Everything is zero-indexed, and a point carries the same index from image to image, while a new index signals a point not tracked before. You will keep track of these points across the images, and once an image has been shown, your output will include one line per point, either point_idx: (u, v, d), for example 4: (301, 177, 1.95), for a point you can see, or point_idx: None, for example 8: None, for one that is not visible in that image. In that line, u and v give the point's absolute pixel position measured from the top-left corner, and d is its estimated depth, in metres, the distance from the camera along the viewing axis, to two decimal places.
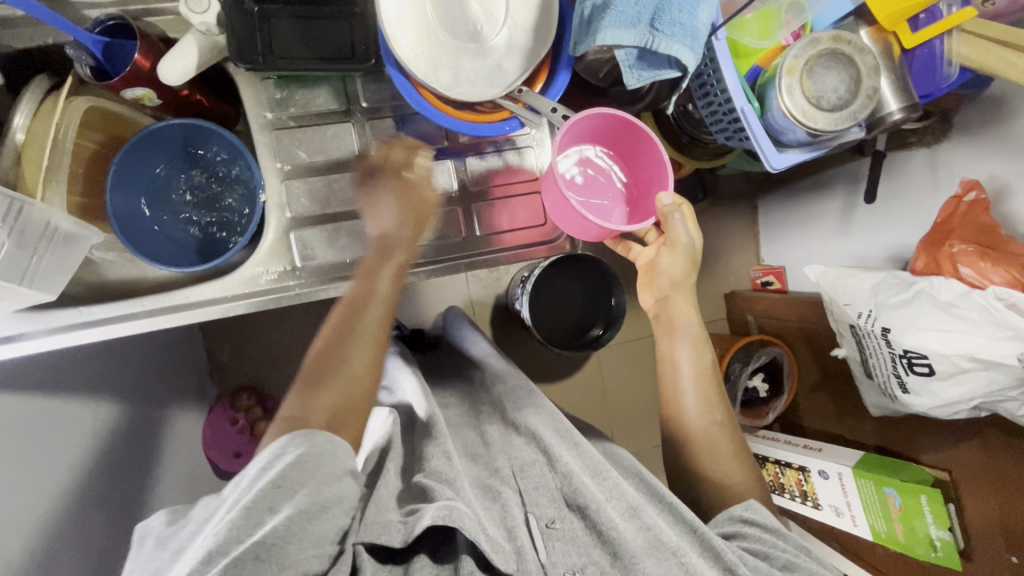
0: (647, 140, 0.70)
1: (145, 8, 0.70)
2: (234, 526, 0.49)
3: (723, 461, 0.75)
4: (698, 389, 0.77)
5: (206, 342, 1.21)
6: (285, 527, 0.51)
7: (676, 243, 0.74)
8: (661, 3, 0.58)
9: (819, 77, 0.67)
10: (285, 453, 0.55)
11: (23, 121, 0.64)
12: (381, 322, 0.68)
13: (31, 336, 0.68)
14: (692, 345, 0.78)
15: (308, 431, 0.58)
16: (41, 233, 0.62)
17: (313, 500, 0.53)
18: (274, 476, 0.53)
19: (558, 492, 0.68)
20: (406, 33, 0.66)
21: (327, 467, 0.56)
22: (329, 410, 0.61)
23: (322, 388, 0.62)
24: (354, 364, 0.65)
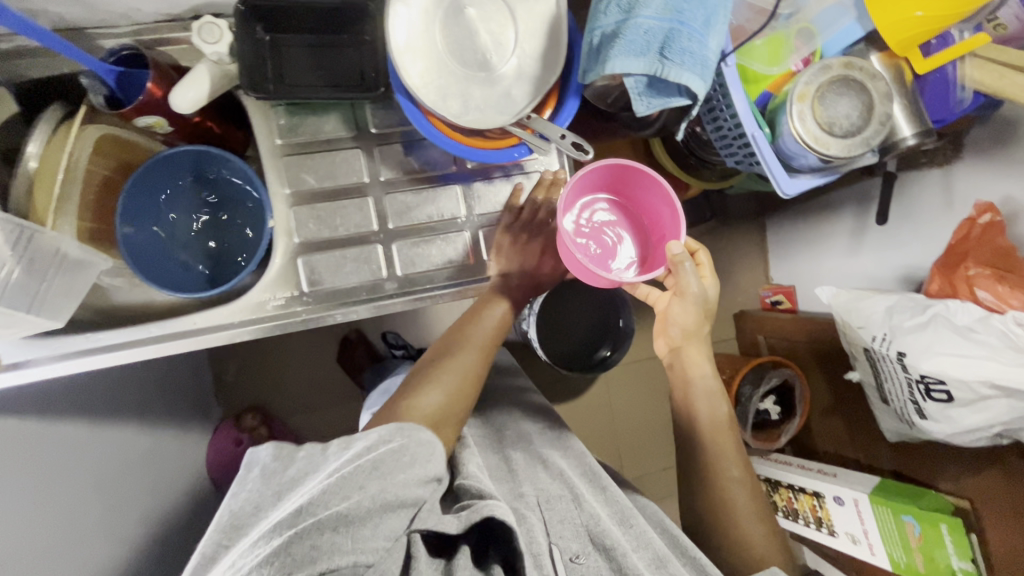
0: (661, 188, 0.68)
1: (158, 37, 0.71)
2: (327, 489, 0.52)
3: (743, 523, 0.72)
4: (714, 444, 0.74)
5: (212, 363, 1.21)
6: (364, 509, 0.53)
7: (687, 294, 0.70)
8: (671, 32, 0.58)
9: (831, 103, 0.66)
10: (387, 441, 0.59)
11: (36, 149, 0.64)
12: (492, 339, 0.76)
13: (36, 364, 0.67)
14: (708, 398, 0.76)
15: (416, 428, 0.62)
16: (51, 258, 0.62)
17: (386, 495, 0.55)
18: (375, 455, 0.57)
19: (583, 528, 0.69)
20: (416, 62, 0.66)
21: (416, 468, 0.59)
22: (436, 409, 0.68)
23: (430, 387, 0.69)
24: (464, 368, 0.72)
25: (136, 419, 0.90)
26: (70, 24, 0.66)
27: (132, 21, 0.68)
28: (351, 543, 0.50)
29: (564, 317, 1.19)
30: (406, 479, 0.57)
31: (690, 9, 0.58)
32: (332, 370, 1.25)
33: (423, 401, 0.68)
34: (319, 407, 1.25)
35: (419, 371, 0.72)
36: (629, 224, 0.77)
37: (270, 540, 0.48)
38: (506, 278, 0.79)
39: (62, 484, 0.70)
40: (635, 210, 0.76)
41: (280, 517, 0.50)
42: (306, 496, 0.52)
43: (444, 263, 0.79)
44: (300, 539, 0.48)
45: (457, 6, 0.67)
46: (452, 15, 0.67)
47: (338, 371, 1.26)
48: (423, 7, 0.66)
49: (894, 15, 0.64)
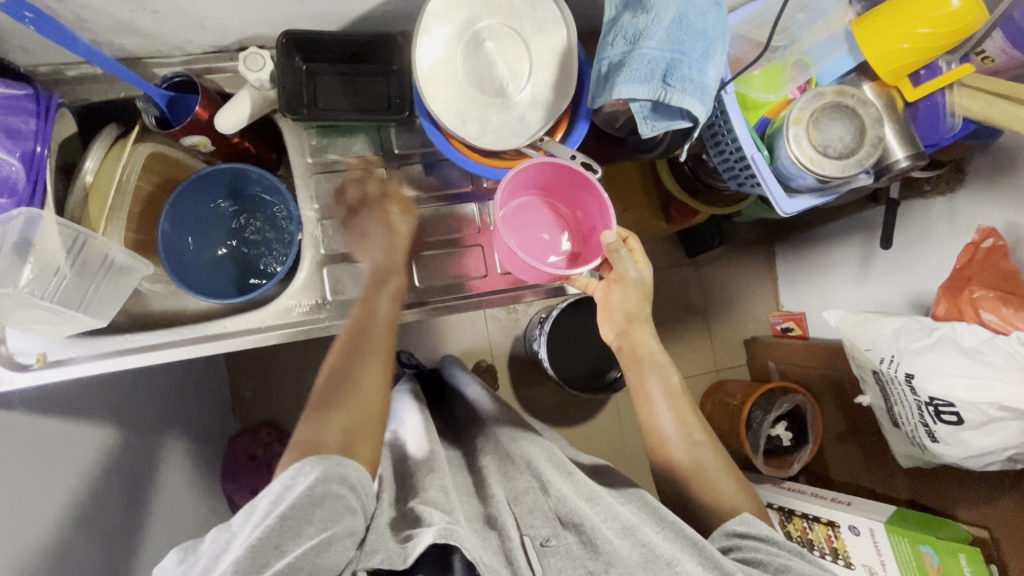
0: (589, 185, 0.74)
1: (206, 66, 0.78)
2: (238, 563, 0.49)
3: (715, 481, 0.73)
4: (672, 414, 0.76)
5: (230, 377, 1.25)
6: (287, 566, 0.50)
7: (626, 281, 0.75)
8: (673, 62, 0.63)
9: (825, 128, 0.70)
10: (296, 483, 0.56)
11: (93, 164, 0.71)
12: (386, 343, 0.71)
13: (79, 361, 0.72)
14: (658, 373, 0.77)
15: (318, 458, 0.58)
16: (99, 265, 0.67)
17: (308, 541, 0.52)
18: (283, 509, 0.54)
19: (553, 513, 0.68)
20: (438, 89, 0.72)
21: (333, 498, 0.56)
22: (344, 430, 0.62)
23: (331, 415, 0.63)
24: (368, 383, 0.67)
25: (155, 431, 0.93)
26: (130, 53, 0.73)
27: (184, 52, 0.76)
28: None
29: (575, 337, 1.22)
30: (324, 516, 0.54)
31: (690, 41, 0.64)
32: None
33: (326, 429, 0.62)
34: None
35: (316, 397, 0.66)
36: (558, 224, 0.83)
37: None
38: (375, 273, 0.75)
39: (74, 487, 0.73)
40: (565, 208, 0.83)
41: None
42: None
43: (458, 276, 0.83)
44: None
45: (477, 39, 0.72)
46: (472, 47, 0.72)
47: None
48: (445, 37, 0.71)
49: (884, 47, 0.69)
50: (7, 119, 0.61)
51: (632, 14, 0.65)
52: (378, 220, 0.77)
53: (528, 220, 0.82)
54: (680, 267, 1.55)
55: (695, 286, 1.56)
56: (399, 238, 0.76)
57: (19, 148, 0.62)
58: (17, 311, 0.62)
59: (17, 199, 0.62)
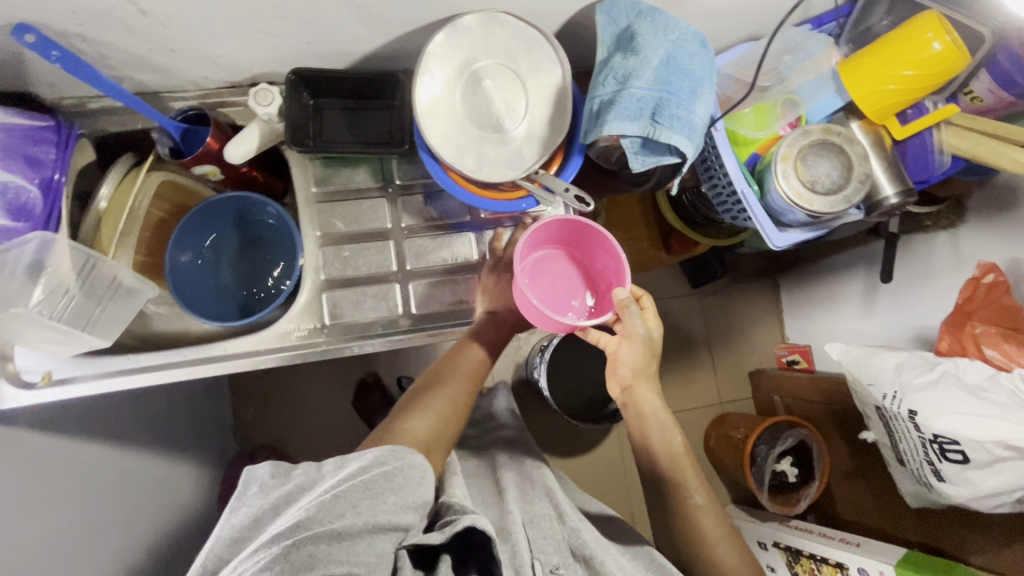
0: (606, 246, 0.77)
1: (219, 100, 0.81)
2: (323, 505, 0.54)
3: (715, 548, 0.73)
4: (672, 477, 0.76)
5: (233, 400, 1.26)
6: (357, 527, 0.54)
7: (634, 336, 0.73)
8: (661, 100, 0.66)
9: (812, 164, 0.71)
10: (382, 463, 0.61)
11: (108, 190, 0.74)
12: (475, 375, 0.79)
13: (82, 380, 0.74)
14: (661, 434, 0.77)
15: (408, 450, 0.64)
16: (106, 287, 0.70)
17: (377, 515, 0.56)
18: (367, 477, 0.58)
19: (565, 543, 0.72)
20: (437, 124, 0.75)
21: (407, 491, 0.60)
22: (427, 432, 0.71)
23: (422, 411, 0.72)
24: (454, 399, 0.76)
25: (156, 451, 0.95)
26: (147, 88, 0.77)
27: (199, 87, 0.80)
28: (346, 556, 0.52)
29: (575, 367, 1.22)
30: (398, 502, 0.58)
31: (677, 81, 0.66)
32: (347, 413, 1.29)
33: (413, 424, 0.71)
34: (332, 449, 1.27)
35: (414, 394, 0.77)
36: (579, 278, 0.84)
37: (264, 550, 0.49)
38: (491, 315, 0.82)
39: (73, 507, 0.74)
40: (585, 264, 0.84)
41: (272, 535, 0.51)
42: (301, 512, 0.53)
43: (456, 303, 0.85)
44: (296, 549, 0.50)
45: (475, 78, 0.76)
46: (470, 85, 0.76)
47: (352, 413, 1.29)
48: (445, 77, 0.75)
49: (870, 88, 0.72)
50: (28, 148, 0.65)
51: (622, 55, 0.68)
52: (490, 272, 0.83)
53: (550, 270, 0.83)
54: (683, 297, 1.56)
55: (698, 317, 1.56)
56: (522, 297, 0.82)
57: (38, 176, 0.66)
58: (24, 328, 0.64)
59: (33, 223, 0.65)
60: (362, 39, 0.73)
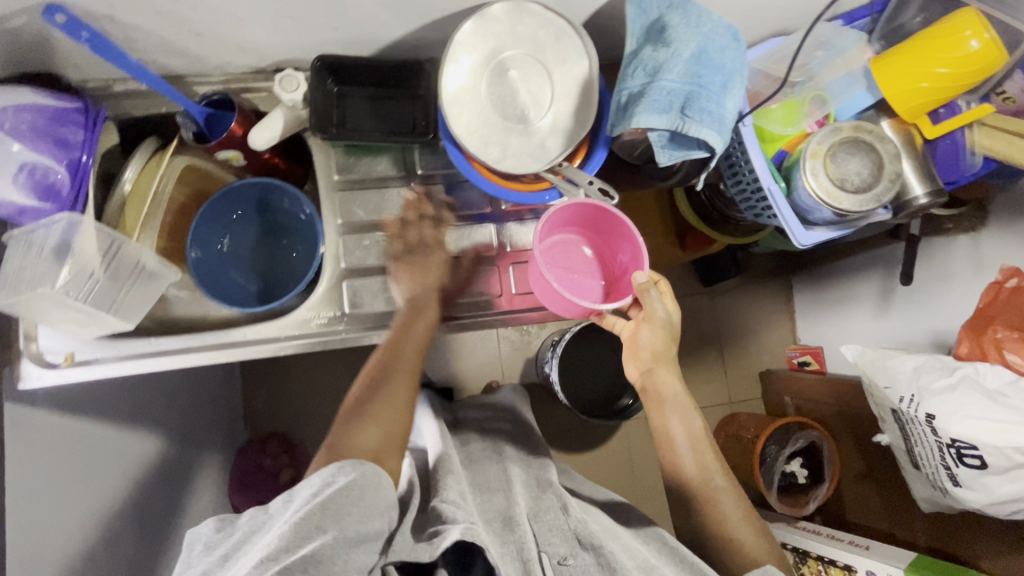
0: (625, 231, 0.76)
1: (243, 86, 0.81)
2: (284, 537, 0.52)
3: (735, 528, 0.72)
4: (693, 458, 0.76)
5: (244, 387, 1.27)
6: (326, 549, 0.52)
7: (654, 319, 0.76)
8: (691, 93, 0.65)
9: (842, 162, 0.70)
10: (336, 480, 0.57)
11: (132, 174, 0.74)
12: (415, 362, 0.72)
13: (105, 362, 0.74)
14: (681, 416, 0.77)
15: (358, 461, 0.59)
16: (130, 270, 0.70)
17: (346, 530, 0.54)
18: (325, 497, 0.56)
19: (572, 533, 0.69)
20: (461, 114, 0.74)
21: (370, 499, 0.57)
22: (373, 439, 0.64)
23: (366, 422, 0.65)
24: (397, 396, 0.68)
25: (168, 436, 0.95)
26: (171, 72, 0.77)
27: (223, 72, 0.79)
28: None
29: (586, 363, 1.22)
30: (360, 515, 0.56)
31: (708, 74, 0.66)
32: None
33: (357, 432, 0.64)
34: None
35: (350, 404, 0.67)
36: (594, 263, 0.84)
37: None
38: (411, 302, 0.76)
39: (90, 487, 0.75)
40: (602, 251, 0.84)
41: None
42: (260, 552, 0.51)
43: (474, 295, 0.84)
44: None
45: (501, 68, 0.75)
46: (496, 75, 0.75)
47: None
48: (471, 65, 0.74)
49: (902, 86, 0.70)
50: (57, 130, 0.65)
51: (652, 48, 0.67)
52: (423, 259, 0.79)
53: (565, 254, 0.83)
54: (695, 295, 1.55)
55: (709, 316, 1.55)
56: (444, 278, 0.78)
57: (66, 157, 0.66)
58: (48, 309, 0.64)
59: (60, 204, 0.65)
60: (388, 27, 0.73)
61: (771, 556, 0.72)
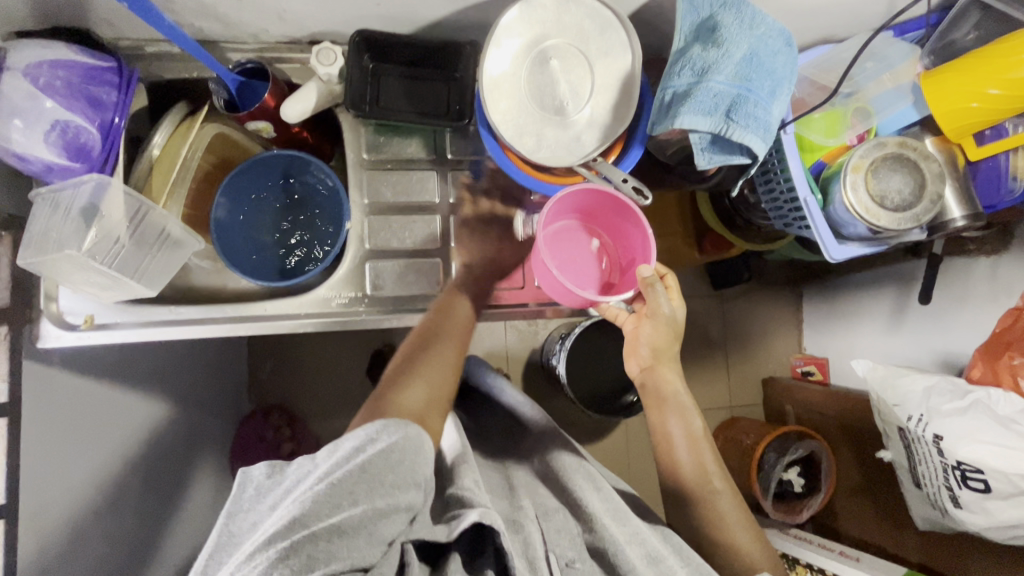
0: (634, 220, 0.75)
1: (277, 56, 0.79)
2: (318, 499, 0.51)
3: (732, 531, 0.72)
4: (691, 459, 0.76)
5: (250, 357, 1.27)
6: (356, 520, 0.51)
7: (659, 316, 0.75)
8: (738, 97, 0.63)
9: (884, 178, 0.69)
10: (377, 440, 0.57)
11: (161, 139, 0.72)
12: (467, 326, 0.75)
13: (122, 327, 0.74)
14: (680, 416, 0.77)
15: (402, 422, 0.60)
16: (155, 238, 0.69)
17: (376, 501, 0.53)
18: (364, 459, 0.55)
19: (581, 539, 0.68)
20: (499, 100, 0.73)
21: (406, 464, 0.57)
22: (421, 400, 0.66)
23: (413, 378, 0.68)
24: (445, 361, 0.70)
25: (174, 402, 0.95)
26: (206, 37, 0.75)
27: (258, 40, 0.77)
28: (349, 550, 0.49)
29: (594, 358, 1.22)
30: (395, 481, 0.55)
31: (758, 78, 0.64)
32: (360, 381, 1.29)
33: (406, 391, 0.66)
34: (342, 414, 1.28)
35: (401, 359, 0.71)
36: (597, 252, 0.84)
37: (264, 551, 0.47)
38: (469, 268, 0.81)
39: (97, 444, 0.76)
40: (606, 239, 0.84)
41: (272, 531, 0.48)
42: (294, 509, 0.50)
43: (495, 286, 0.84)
44: (295, 551, 0.47)
45: (543, 57, 0.73)
46: (538, 63, 0.73)
47: (366, 381, 1.29)
48: (513, 51, 0.72)
49: (951, 105, 0.69)
50: (90, 89, 0.63)
51: (702, 47, 0.65)
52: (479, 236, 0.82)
53: (569, 241, 0.82)
54: (706, 297, 1.55)
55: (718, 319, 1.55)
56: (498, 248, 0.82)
57: (98, 118, 0.64)
58: (72, 271, 0.64)
59: (90, 165, 0.64)
60: (431, 7, 0.71)
61: (767, 559, 0.71)
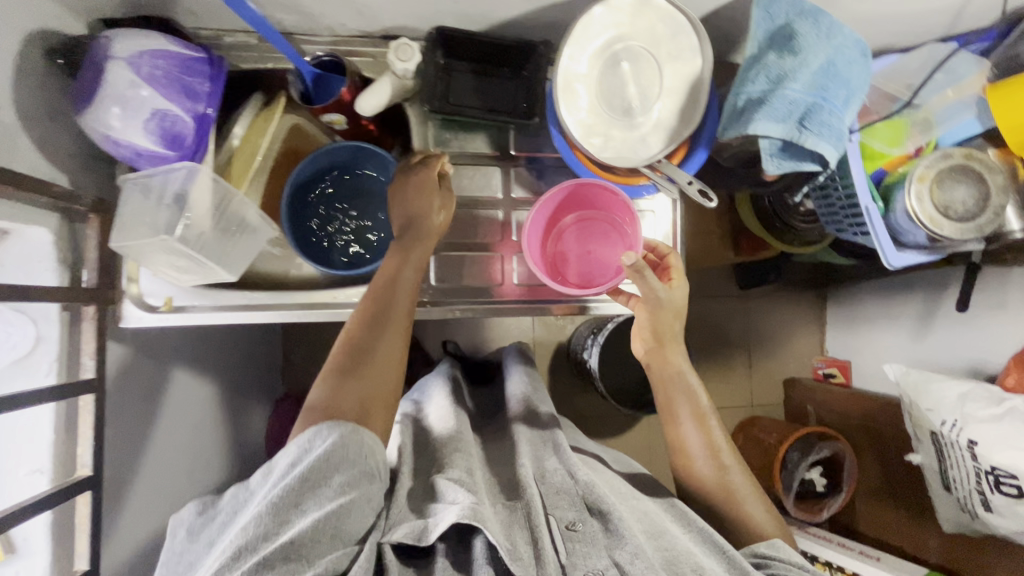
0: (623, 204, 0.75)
1: (349, 49, 0.81)
2: (262, 520, 0.54)
3: (743, 503, 0.73)
4: (697, 434, 0.77)
5: (284, 343, 1.30)
6: (309, 531, 0.54)
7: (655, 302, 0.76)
8: (812, 105, 0.65)
9: (948, 188, 0.70)
10: (312, 446, 0.58)
11: (241, 130, 0.75)
12: (408, 308, 0.71)
13: (201, 310, 0.77)
14: (685, 393, 0.78)
15: (340, 425, 0.59)
16: (236, 227, 0.71)
17: (324, 506, 0.56)
18: (300, 470, 0.57)
19: (580, 498, 0.67)
20: (570, 100, 0.75)
21: (346, 466, 0.57)
22: (360, 397, 0.63)
23: (353, 375, 0.64)
24: (387, 354, 0.67)
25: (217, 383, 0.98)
26: (284, 29, 0.77)
27: (333, 34, 0.79)
28: (311, 560, 0.53)
29: (624, 354, 1.24)
30: (343, 481, 0.57)
31: (834, 88, 0.66)
32: None
33: (345, 389, 0.63)
34: None
35: (338, 360, 0.66)
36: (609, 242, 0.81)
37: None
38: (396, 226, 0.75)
39: (127, 415, 0.77)
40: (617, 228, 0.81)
41: (219, 560, 0.52)
42: (240, 536, 0.53)
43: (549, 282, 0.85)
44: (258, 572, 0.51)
45: (615, 59, 0.75)
46: (609, 65, 0.75)
47: None
48: (586, 52, 0.74)
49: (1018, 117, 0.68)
50: (186, 79, 0.65)
51: (777, 54, 0.67)
52: (416, 189, 0.75)
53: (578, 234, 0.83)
54: (729, 297, 1.57)
55: (740, 320, 1.57)
56: (436, 212, 0.74)
57: (193, 108, 0.66)
58: (155, 255, 0.67)
59: (183, 153, 0.66)
60: (508, 6, 0.72)
61: (777, 526, 0.73)
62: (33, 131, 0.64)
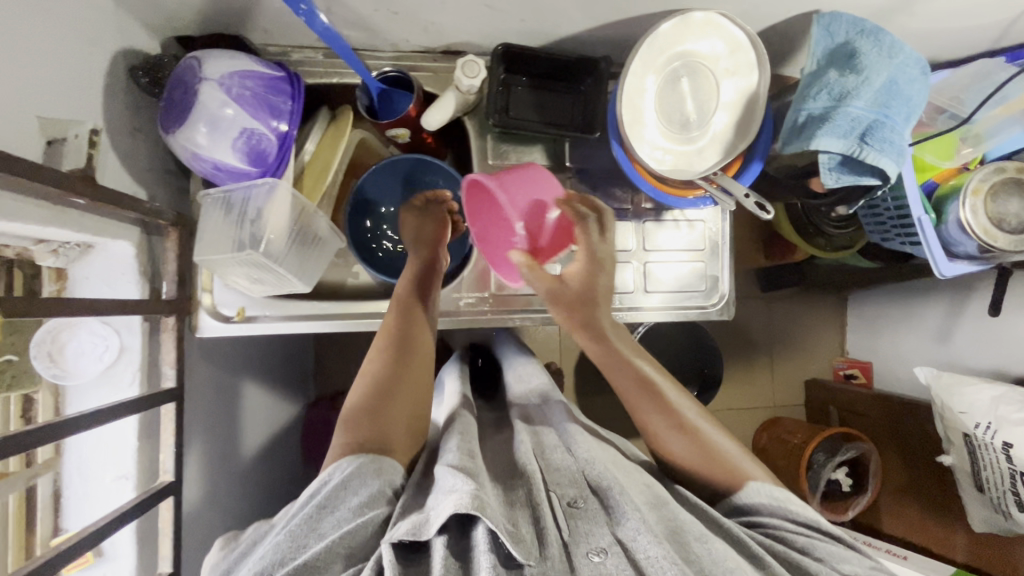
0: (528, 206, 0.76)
1: (412, 64, 0.82)
2: (280, 547, 0.52)
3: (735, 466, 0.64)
4: (656, 405, 0.67)
5: (317, 347, 1.32)
6: (323, 552, 0.50)
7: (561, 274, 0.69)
8: (874, 122, 0.67)
9: (1002, 202, 0.72)
10: (332, 476, 0.58)
11: (311, 146, 0.78)
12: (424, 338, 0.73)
13: (269, 320, 0.79)
14: (623, 366, 0.70)
15: (370, 458, 0.59)
16: (309, 240, 0.73)
17: (341, 525, 0.53)
18: (319, 497, 0.56)
19: (581, 475, 0.60)
20: (630, 114, 0.77)
21: (360, 487, 0.56)
22: (395, 429, 0.64)
23: (383, 408, 0.65)
24: (412, 385, 0.68)
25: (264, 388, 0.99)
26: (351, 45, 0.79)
27: (396, 49, 0.81)
28: None
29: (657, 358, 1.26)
30: (360, 501, 0.55)
31: (896, 106, 0.68)
32: None
33: (375, 424, 0.63)
34: None
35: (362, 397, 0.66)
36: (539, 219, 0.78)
37: None
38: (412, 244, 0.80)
39: (195, 421, 0.79)
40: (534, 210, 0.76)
41: None
42: (257, 565, 0.50)
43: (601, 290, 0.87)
44: None
45: (675, 75, 0.77)
46: (668, 80, 0.78)
47: None
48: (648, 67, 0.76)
49: None
50: (269, 97, 0.67)
51: (839, 72, 0.69)
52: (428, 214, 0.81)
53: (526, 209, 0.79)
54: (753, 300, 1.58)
55: (764, 323, 1.59)
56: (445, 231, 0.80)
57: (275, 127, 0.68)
58: (235, 267, 0.70)
59: (264, 170, 0.68)
60: (570, 23, 0.75)
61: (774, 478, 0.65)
62: (118, 147, 0.66)
